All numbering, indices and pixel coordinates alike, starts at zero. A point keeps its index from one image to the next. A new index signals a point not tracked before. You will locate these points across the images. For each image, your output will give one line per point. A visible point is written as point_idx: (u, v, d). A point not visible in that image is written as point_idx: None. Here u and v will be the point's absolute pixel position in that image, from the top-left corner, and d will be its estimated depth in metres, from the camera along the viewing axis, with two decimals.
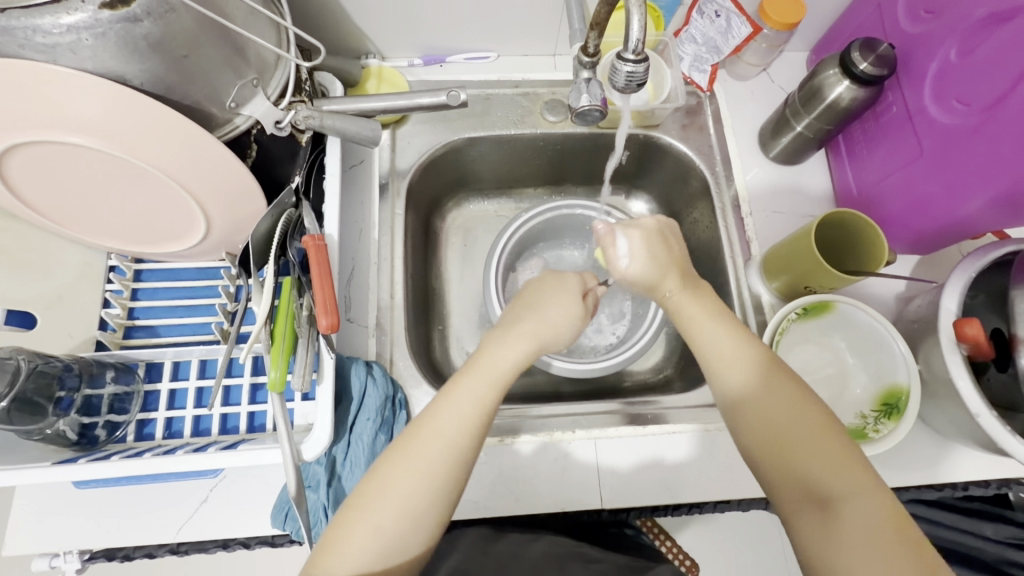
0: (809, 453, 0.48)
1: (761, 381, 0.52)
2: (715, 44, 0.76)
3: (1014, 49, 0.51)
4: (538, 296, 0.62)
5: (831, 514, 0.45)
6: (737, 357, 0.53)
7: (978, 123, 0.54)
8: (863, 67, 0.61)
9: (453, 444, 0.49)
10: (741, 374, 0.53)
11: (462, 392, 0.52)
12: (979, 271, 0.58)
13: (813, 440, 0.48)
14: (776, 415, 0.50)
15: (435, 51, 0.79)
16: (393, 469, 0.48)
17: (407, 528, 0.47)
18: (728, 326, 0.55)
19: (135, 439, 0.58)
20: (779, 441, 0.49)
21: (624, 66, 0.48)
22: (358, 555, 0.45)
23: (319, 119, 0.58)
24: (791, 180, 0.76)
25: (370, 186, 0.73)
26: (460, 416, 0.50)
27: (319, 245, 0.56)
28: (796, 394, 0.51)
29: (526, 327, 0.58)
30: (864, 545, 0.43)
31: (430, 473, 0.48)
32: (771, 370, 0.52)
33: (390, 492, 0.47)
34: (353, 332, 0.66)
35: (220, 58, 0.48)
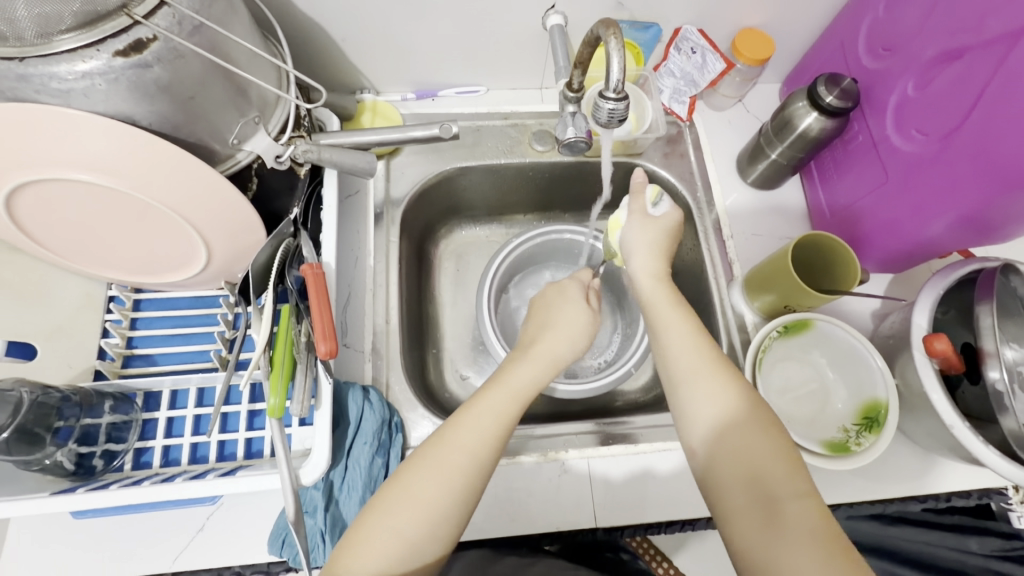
0: (758, 455, 0.49)
1: (724, 386, 0.53)
2: (692, 78, 0.80)
3: (963, 85, 0.55)
4: (548, 311, 0.67)
5: (774, 514, 0.46)
6: (690, 359, 0.55)
7: (937, 151, 0.58)
8: (829, 100, 0.65)
9: (471, 457, 0.52)
10: (698, 378, 0.54)
11: (488, 402, 0.55)
12: (949, 287, 0.62)
13: (762, 445, 0.50)
14: (728, 421, 0.52)
15: (426, 86, 0.83)
16: (419, 476, 0.50)
17: (424, 534, 0.48)
18: (689, 330, 0.58)
19: (132, 468, 0.59)
20: (730, 445, 0.51)
21: (606, 103, 0.52)
22: (374, 559, 0.47)
23: (317, 152, 0.61)
24: (768, 204, 0.80)
25: (365, 216, 0.75)
26: (484, 428, 0.53)
27: (317, 273, 0.58)
28: (750, 399, 0.53)
29: (549, 350, 0.62)
30: (803, 545, 0.44)
31: (453, 482, 0.50)
32: (722, 370, 0.54)
33: (411, 498, 0.49)
34: (349, 357, 0.67)
35: (225, 97, 0.51)
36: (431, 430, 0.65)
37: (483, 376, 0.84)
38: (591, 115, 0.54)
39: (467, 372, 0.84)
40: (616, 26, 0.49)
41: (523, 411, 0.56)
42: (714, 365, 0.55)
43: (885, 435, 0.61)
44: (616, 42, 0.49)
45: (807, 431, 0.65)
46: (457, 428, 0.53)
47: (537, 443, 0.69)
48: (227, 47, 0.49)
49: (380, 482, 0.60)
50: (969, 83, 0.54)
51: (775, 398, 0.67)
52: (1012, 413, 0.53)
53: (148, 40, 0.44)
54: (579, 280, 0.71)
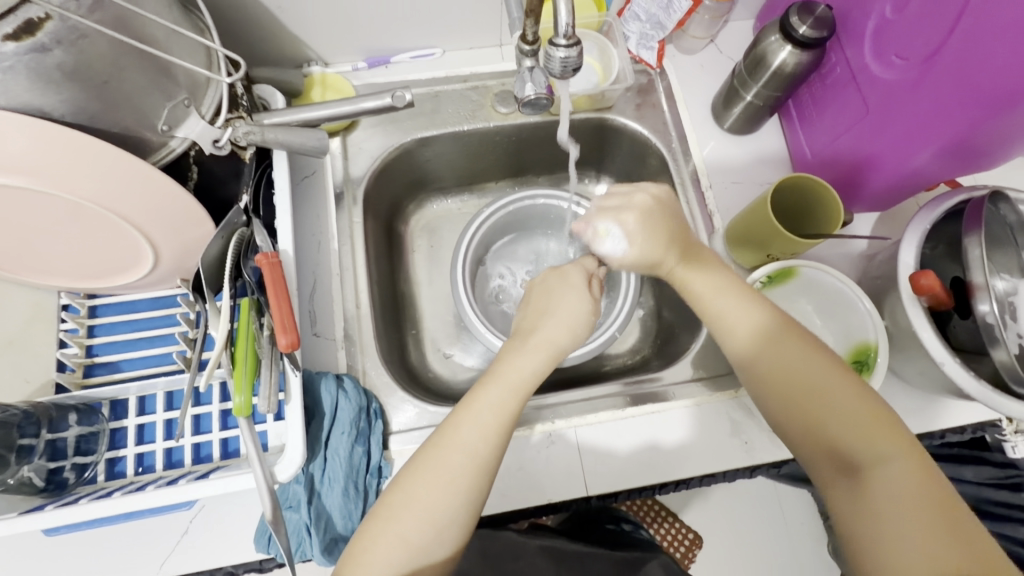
0: (838, 423, 0.50)
1: (802, 357, 0.53)
2: (658, 20, 0.74)
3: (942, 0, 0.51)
4: (546, 296, 0.63)
5: (863, 479, 0.48)
6: (748, 323, 0.55)
7: (917, 78, 0.54)
8: (803, 30, 0.60)
9: (468, 456, 0.51)
10: (758, 348, 0.54)
11: (487, 399, 0.54)
12: (937, 220, 0.59)
13: (844, 412, 0.50)
14: (801, 390, 0.52)
15: (378, 53, 0.77)
16: (417, 481, 0.50)
17: (430, 535, 0.49)
18: (738, 290, 0.57)
19: (106, 479, 0.57)
20: (813, 417, 0.51)
21: (557, 52, 0.45)
22: (382, 562, 0.48)
23: (260, 133, 0.57)
24: (746, 150, 0.76)
25: (325, 197, 0.71)
26: (481, 426, 0.52)
27: (273, 262, 0.55)
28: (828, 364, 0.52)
29: (541, 334, 0.59)
30: (893, 505, 0.46)
31: (454, 485, 0.50)
32: (786, 332, 0.54)
33: (415, 499, 0.50)
34: (322, 346, 0.65)
35: (144, 78, 0.47)
36: (413, 414, 0.63)
37: (467, 353, 0.83)
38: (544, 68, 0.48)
39: (450, 351, 0.83)
40: None
41: (524, 405, 0.55)
42: (789, 335, 0.54)
43: (875, 378, 0.60)
44: None
45: None
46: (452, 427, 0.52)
47: (525, 415, 0.67)
48: (138, 23, 0.45)
49: (363, 470, 0.58)
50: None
51: None
52: (1004, 346, 0.51)
53: (40, 20, 0.40)
54: (581, 264, 0.66)
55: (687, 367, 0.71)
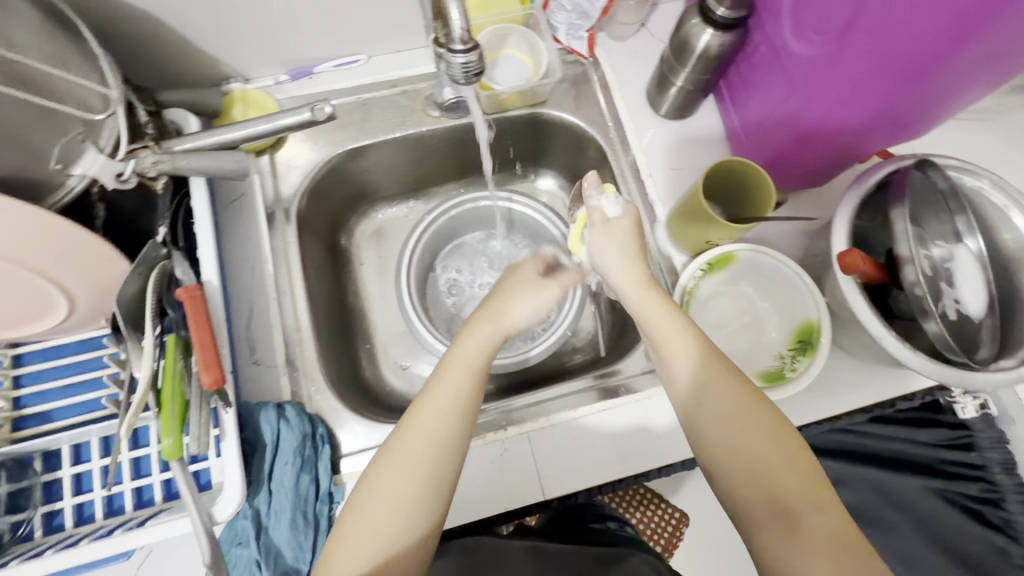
0: (770, 470, 0.48)
1: (738, 401, 0.50)
2: (583, 10, 0.73)
3: None
4: (501, 282, 0.63)
5: (790, 526, 0.45)
6: (683, 353, 0.53)
7: (834, 53, 0.53)
8: (721, 12, 0.59)
9: (433, 443, 0.49)
10: (695, 381, 0.52)
11: (444, 382, 0.52)
12: (868, 193, 0.59)
13: (773, 462, 0.48)
14: (734, 431, 0.50)
15: (300, 64, 0.74)
16: (382, 472, 0.48)
17: (400, 522, 0.47)
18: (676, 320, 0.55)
19: (43, 533, 0.55)
20: (739, 462, 0.49)
21: (456, 58, 0.44)
22: (354, 558, 0.46)
23: (171, 161, 0.55)
24: (684, 135, 0.75)
25: (256, 219, 0.69)
26: (440, 409, 0.50)
27: (195, 296, 0.53)
28: (766, 411, 0.50)
29: (498, 317, 0.58)
30: (823, 554, 0.43)
31: (418, 471, 0.48)
32: (720, 368, 0.52)
33: (382, 490, 0.48)
34: (262, 374, 0.63)
35: (27, 116, 0.44)
36: (363, 434, 0.62)
37: (424, 363, 0.81)
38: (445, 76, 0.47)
39: (407, 362, 0.81)
40: None
41: (484, 384, 0.54)
42: (725, 377, 0.51)
43: (819, 355, 0.60)
44: None
45: (743, 365, 0.63)
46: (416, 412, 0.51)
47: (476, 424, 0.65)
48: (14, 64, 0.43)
49: (312, 498, 0.57)
50: None
51: (711, 336, 0.65)
52: (934, 317, 0.51)
53: None
54: (532, 260, 0.66)
55: (640, 359, 0.70)
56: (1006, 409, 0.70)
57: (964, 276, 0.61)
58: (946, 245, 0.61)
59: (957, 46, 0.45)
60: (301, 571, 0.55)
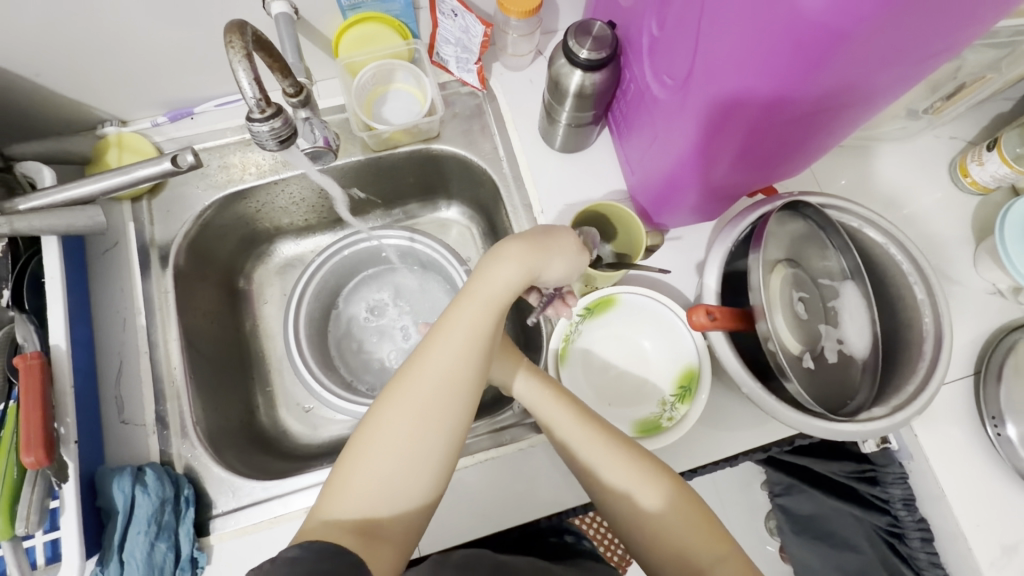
0: (658, 519, 0.51)
1: (620, 463, 0.52)
2: (466, 44, 0.71)
3: (684, 19, 0.48)
4: (548, 240, 0.54)
5: (685, 562, 0.49)
6: (614, 459, 0.52)
7: (682, 100, 0.52)
8: (584, 55, 0.57)
9: (453, 384, 0.48)
10: (632, 488, 0.51)
11: (460, 324, 0.50)
12: (739, 238, 0.58)
13: (665, 511, 0.51)
14: (681, 541, 0.49)
15: (179, 105, 0.72)
16: (395, 414, 0.47)
17: (409, 470, 0.46)
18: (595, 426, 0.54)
19: None
20: (632, 515, 0.51)
21: (260, 127, 0.45)
22: (354, 503, 0.45)
23: (8, 223, 0.54)
24: (578, 168, 0.73)
25: (129, 269, 0.67)
26: (456, 352, 0.49)
27: (32, 364, 0.51)
28: (645, 462, 0.53)
29: (512, 271, 0.51)
30: None
31: (435, 418, 0.47)
32: (654, 474, 0.52)
33: (387, 442, 0.46)
34: (129, 433, 0.61)
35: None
36: (235, 493, 0.60)
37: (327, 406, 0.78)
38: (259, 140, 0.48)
39: (309, 404, 0.78)
40: (235, 33, 0.42)
41: (501, 324, 0.51)
42: (596, 437, 0.53)
43: (695, 404, 0.59)
44: (240, 56, 0.42)
45: (623, 411, 0.62)
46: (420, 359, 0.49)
47: None
48: None
49: (169, 567, 0.55)
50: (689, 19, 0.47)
51: (590, 383, 0.63)
52: (790, 377, 0.50)
53: None
54: (570, 234, 0.55)
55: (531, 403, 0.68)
56: (905, 445, 0.67)
57: (850, 315, 0.58)
58: (831, 282, 0.59)
59: (801, 85, 0.43)
60: None
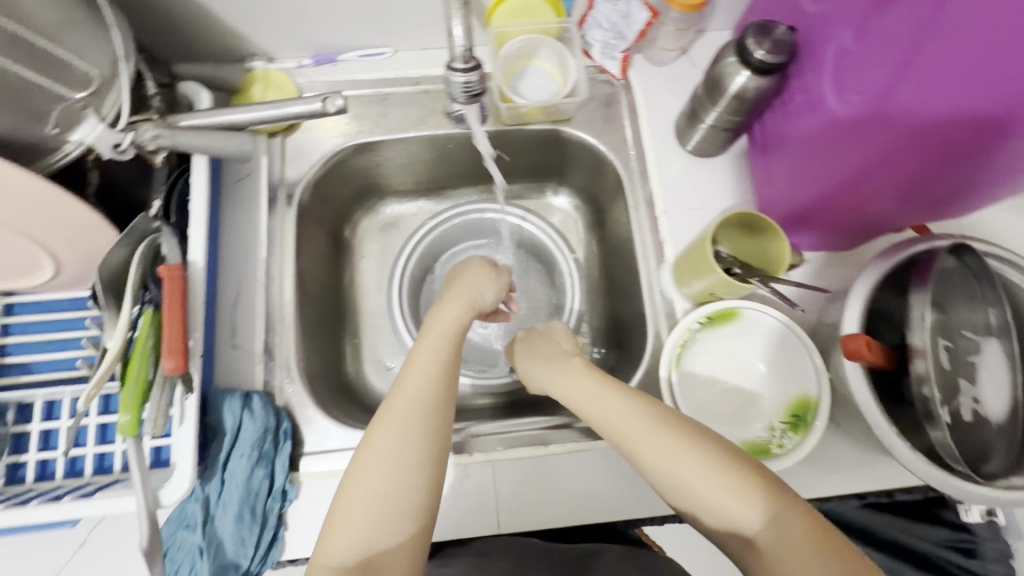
0: (728, 511, 0.42)
1: (657, 442, 0.47)
2: (619, 30, 0.69)
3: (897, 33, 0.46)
4: (457, 280, 0.62)
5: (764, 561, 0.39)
6: (649, 434, 0.47)
7: (868, 117, 0.49)
8: (760, 55, 0.55)
9: (428, 399, 0.49)
10: (676, 463, 0.45)
11: (423, 351, 0.52)
12: (889, 271, 0.54)
13: (736, 499, 0.42)
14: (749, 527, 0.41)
15: (325, 50, 0.73)
16: (372, 434, 0.47)
17: (399, 484, 0.45)
18: (631, 406, 0.50)
19: (5, 483, 0.56)
20: (699, 507, 0.44)
21: None
22: (348, 532, 0.44)
23: (172, 137, 0.55)
24: (709, 174, 0.71)
25: (258, 201, 0.69)
26: (427, 372, 0.51)
27: (175, 276, 0.53)
28: (707, 451, 0.45)
29: (447, 313, 0.57)
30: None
31: (415, 433, 0.47)
32: (696, 443, 0.45)
33: (378, 461, 0.46)
34: (238, 359, 0.63)
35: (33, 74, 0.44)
36: (328, 436, 0.61)
37: None
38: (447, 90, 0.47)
39: (392, 363, 0.78)
40: None
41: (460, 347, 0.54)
42: (634, 415, 0.49)
43: (811, 435, 0.57)
44: None
45: (731, 428, 0.59)
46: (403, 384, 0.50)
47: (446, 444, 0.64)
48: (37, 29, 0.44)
49: (264, 494, 0.56)
50: (904, 33, 0.45)
51: (698, 394, 0.61)
52: (940, 425, 0.47)
53: None
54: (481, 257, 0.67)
55: None
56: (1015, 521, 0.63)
57: (990, 376, 0.48)
58: (971, 336, 0.49)
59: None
60: (240, 565, 0.54)
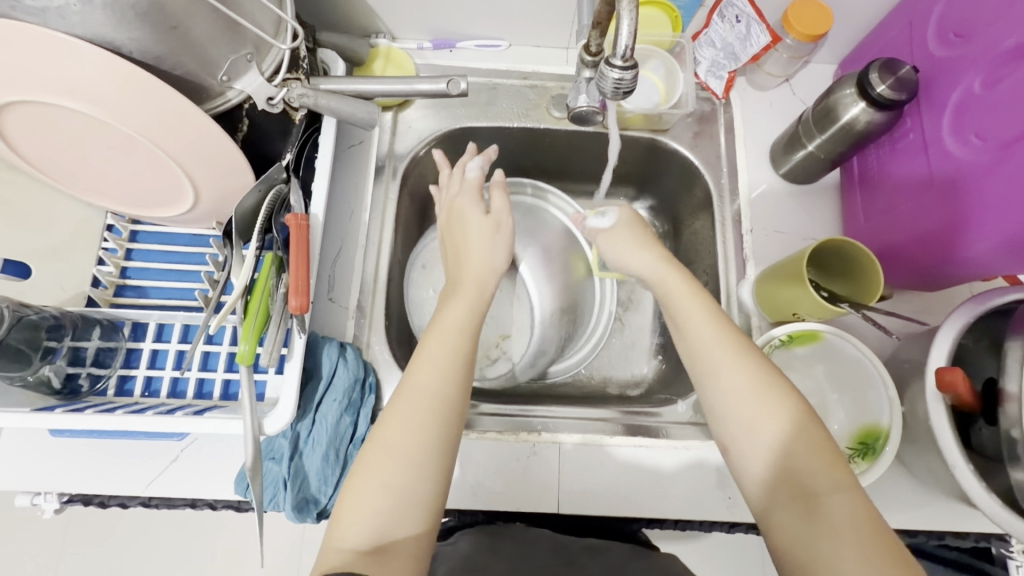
0: (789, 455, 0.45)
1: (726, 357, 0.49)
2: (732, 51, 0.73)
3: None
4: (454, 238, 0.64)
5: (812, 512, 0.43)
6: (725, 349, 0.50)
7: (992, 162, 0.51)
8: (881, 90, 0.57)
9: (438, 395, 0.48)
10: (739, 377, 0.48)
11: (435, 345, 0.52)
12: (982, 316, 0.55)
13: (808, 446, 0.45)
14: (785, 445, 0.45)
15: (445, 36, 0.78)
16: (387, 429, 0.47)
17: (411, 477, 0.45)
18: (711, 317, 0.52)
19: (114, 394, 0.61)
20: (746, 422, 0.47)
21: (612, 72, 0.47)
22: (362, 518, 0.44)
23: (314, 98, 0.59)
24: (799, 200, 0.73)
25: (366, 167, 0.73)
26: (439, 367, 0.50)
27: (301, 225, 0.57)
28: (789, 396, 0.47)
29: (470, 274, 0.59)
30: (848, 524, 0.41)
31: (428, 425, 0.47)
32: (764, 368, 0.48)
33: (391, 451, 0.46)
34: (333, 311, 0.67)
35: (222, 20, 0.48)
36: None
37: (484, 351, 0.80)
38: (597, 85, 0.50)
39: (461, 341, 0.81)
40: None
41: (474, 342, 0.54)
42: (711, 322, 0.51)
43: (878, 464, 0.57)
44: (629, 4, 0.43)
45: None
46: (411, 384, 0.49)
47: (513, 421, 0.66)
48: None
49: (347, 440, 0.60)
50: None
51: None
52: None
53: None
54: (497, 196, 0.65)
55: (686, 409, 0.68)
56: None
57: None
58: None
59: None
60: (319, 502, 0.58)
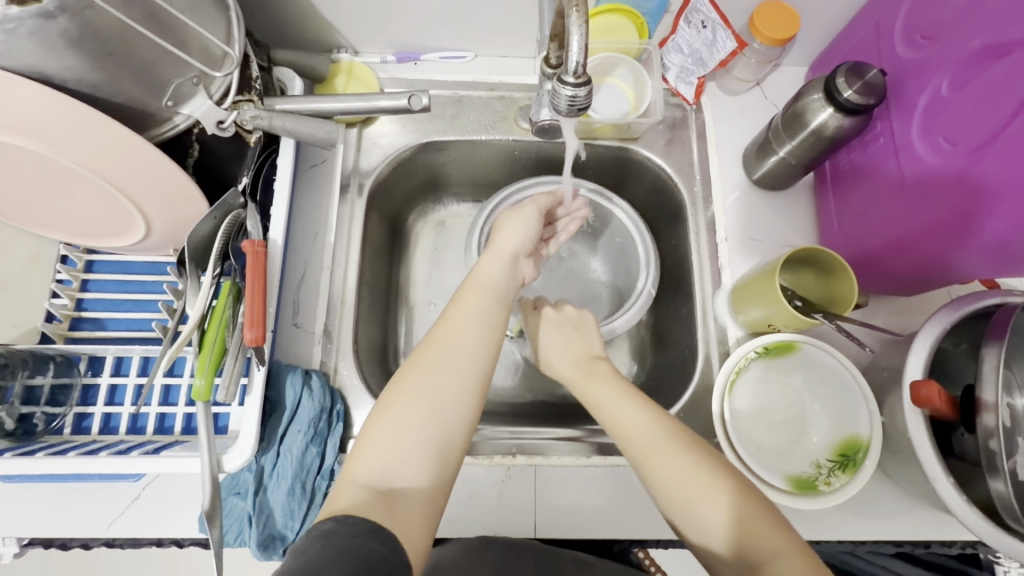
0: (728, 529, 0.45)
1: (655, 439, 0.50)
2: (700, 57, 0.71)
3: (1004, 88, 0.46)
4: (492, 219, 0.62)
5: None
6: (650, 432, 0.50)
7: (961, 167, 0.50)
8: (847, 95, 0.56)
9: (471, 349, 0.49)
10: (669, 460, 0.48)
11: (471, 303, 0.52)
12: (959, 321, 0.54)
13: (750, 523, 0.45)
14: (726, 522, 0.45)
15: (409, 49, 0.76)
16: (416, 371, 0.47)
17: (437, 418, 0.45)
18: (634, 402, 0.53)
19: (71, 432, 0.58)
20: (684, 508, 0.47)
21: (565, 89, 0.46)
22: (381, 457, 0.44)
23: (269, 119, 0.57)
24: (773, 206, 0.72)
25: (331, 186, 0.71)
26: (474, 323, 0.51)
27: (258, 250, 0.55)
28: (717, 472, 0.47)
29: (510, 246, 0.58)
30: None
31: (459, 372, 0.48)
32: (691, 446, 0.49)
33: (420, 393, 0.46)
34: (298, 337, 0.65)
35: (163, 44, 0.46)
36: None
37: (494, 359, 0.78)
38: (552, 101, 0.49)
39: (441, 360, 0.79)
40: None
41: (505, 306, 0.54)
42: (633, 408, 0.52)
43: (859, 476, 0.56)
44: (579, 17, 0.41)
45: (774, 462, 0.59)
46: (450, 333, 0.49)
47: (488, 443, 0.65)
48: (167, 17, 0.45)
49: (314, 472, 0.58)
50: (1009, 88, 0.46)
51: (746, 424, 0.61)
52: (1002, 476, 0.46)
53: None
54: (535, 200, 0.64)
55: None
56: None
57: None
58: None
59: None
60: (286, 538, 0.56)
